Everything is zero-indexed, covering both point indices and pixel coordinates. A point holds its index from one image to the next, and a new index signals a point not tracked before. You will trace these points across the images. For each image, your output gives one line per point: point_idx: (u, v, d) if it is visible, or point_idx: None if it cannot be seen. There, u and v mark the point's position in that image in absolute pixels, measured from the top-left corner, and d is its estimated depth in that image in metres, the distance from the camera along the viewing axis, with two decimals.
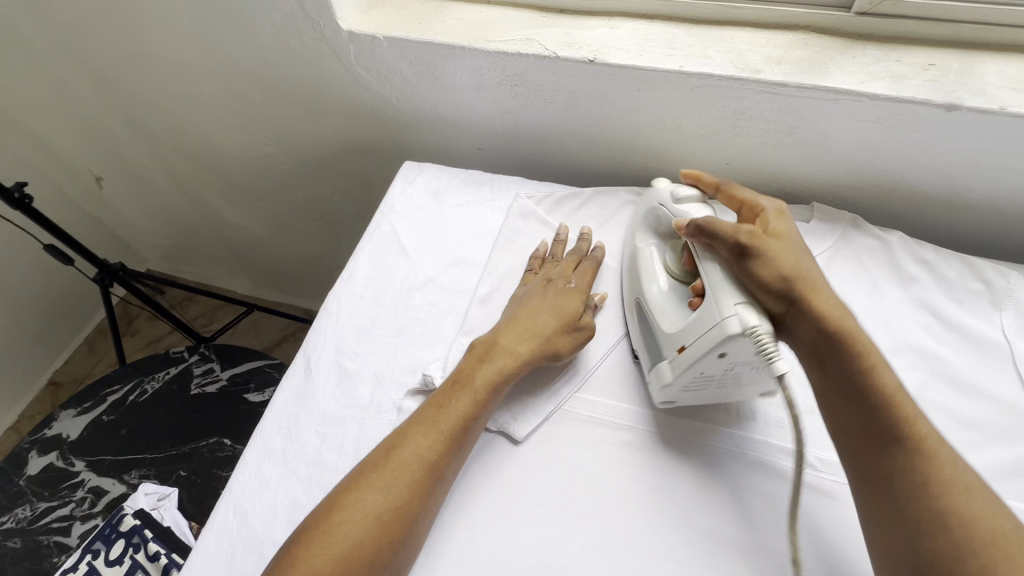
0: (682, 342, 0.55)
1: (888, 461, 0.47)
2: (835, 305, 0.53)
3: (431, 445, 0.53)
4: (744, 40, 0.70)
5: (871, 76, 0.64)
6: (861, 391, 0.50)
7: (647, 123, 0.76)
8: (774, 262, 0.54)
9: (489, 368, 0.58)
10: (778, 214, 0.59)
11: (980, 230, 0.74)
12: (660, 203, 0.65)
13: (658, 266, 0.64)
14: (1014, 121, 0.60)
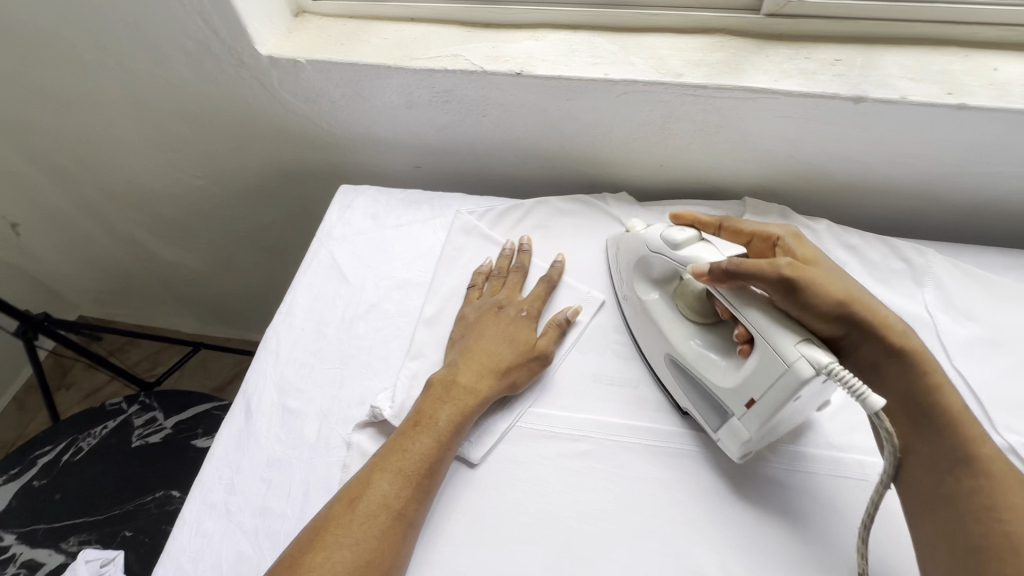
0: (749, 395, 0.51)
1: (976, 538, 0.45)
2: (898, 336, 0.53)
3: (394, 492, 0.50)
4: (664, 45, 0.72)
5: (784, 74, 0.67)
6: (936, 446, 0.49)
7: (580, 131, 0.77)
8: (824, 294, 0.51)
9: (448, 406, 0.56)
10: (795, 237, 0.58)
11: (899, 212, 0.78)
12: (650, 249, 0.61)
13: (671, 318, 0.60)
14: (915, 109, 0.64)
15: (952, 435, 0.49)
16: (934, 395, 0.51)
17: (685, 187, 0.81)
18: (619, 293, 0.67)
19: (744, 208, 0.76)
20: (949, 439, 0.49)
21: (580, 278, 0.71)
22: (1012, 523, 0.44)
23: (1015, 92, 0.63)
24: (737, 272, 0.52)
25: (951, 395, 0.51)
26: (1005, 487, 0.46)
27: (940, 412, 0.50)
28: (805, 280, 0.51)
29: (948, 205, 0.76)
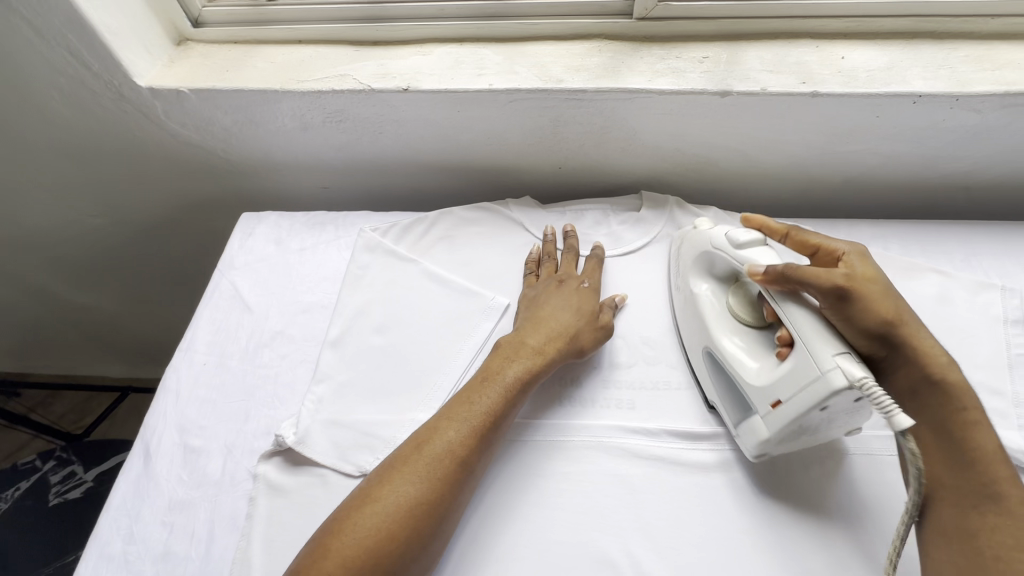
0: (777, 397, 0.51)
1: (993, 574, 0.43)
2: (943, 368, 0.51)
3: (452, 439, 0.52)
4: (546, 53, 0.75)
5: (657, 73, 0.71)
6: (966, 482, 0.47)
7: (477, 140, 0.78)
8: (874, 309, 0.51)
9: (516, 363, 0.58)
10: (861, 256, 0.55)
11: (782, 192, 0.84)
12: (716, 246, 0.61)
13: (719, 312, 0.61)
14: (776, 99, 0.69)
15: (986, 472, 0.47)
16: (973, 432, 0.49)
17: (586, 185, 0.85)
18: (673, 286, 0.68)
19: (641, 201, 0.80)
20: (980, 476, 0.47)
21: (485, 284, 0.72)
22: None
23: (861, 77, 0.68)
24: (785, 274, 0.52)
25: (991, 435, 0.49)
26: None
27: (974, 450, 0.48)
28: (855, 291, 0.51)
29: (823, 183, 0.82)
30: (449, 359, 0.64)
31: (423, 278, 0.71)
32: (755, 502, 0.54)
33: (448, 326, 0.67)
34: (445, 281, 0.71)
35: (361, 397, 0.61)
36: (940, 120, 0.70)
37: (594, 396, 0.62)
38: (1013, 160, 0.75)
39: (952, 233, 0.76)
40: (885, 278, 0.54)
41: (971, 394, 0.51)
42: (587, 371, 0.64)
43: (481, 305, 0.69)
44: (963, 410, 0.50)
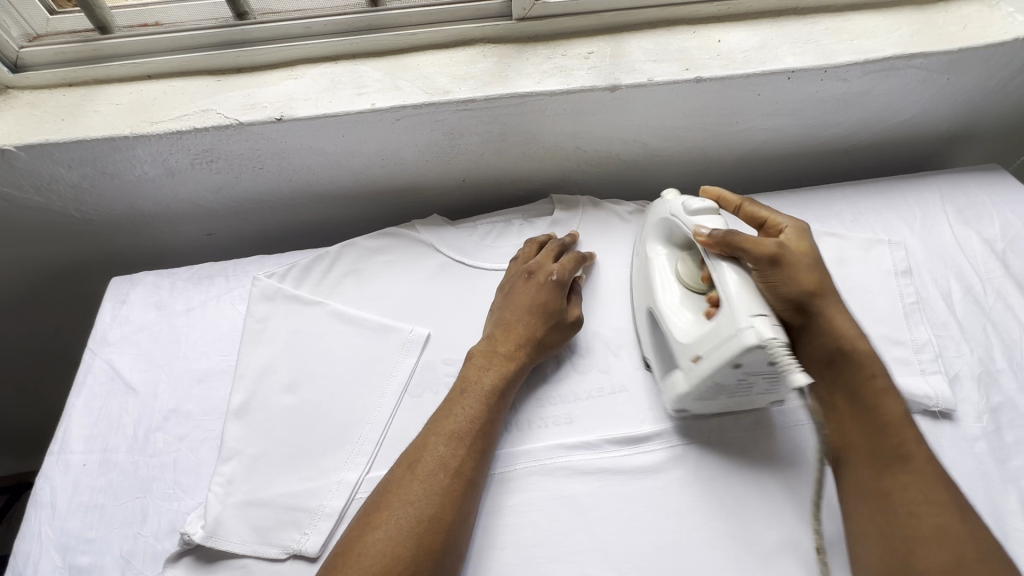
0: (697, 352, 0.52)
1: (907, 529, 0.46)
2: (852, 335, 0.54)
3: (441, 452, 0.50)
4: (430, 64, 0.71)
5: (545, 74, 0.69)
6: (878, 441, 0.50)
7: (371, 163, 0.73)
8: (799, 277, 0.54)
9: (493, 371, 0.57)
10: (797, 233, 0.58)
11: (686, 176, 0.85)
12: (673, 211, 0.61)
13: (664, 275, 0.60)
14: (663, 88, 0.69)
15: (898, 432, 0.50)
16: (881, 396, 0.52)
17: (494, 195, 0.82)
18: (634, 254, 0.68)
19: (553, 204, 0.77)
20: (891, 436, 0.50)
21: (400, 316, 0.67)
22: (942, 518, 0.46)
23: (738, 59, 0.70)
24: (726, 238, 0.54)
25: (897, 398, 0.52)
26: (939, 484, 0.47)
27: (883, 413, 0.51)
28: (785, 258, 0.54)
29: (721, 163, 0.84)
30: (372, 407, 0.59)
31: (333, 321, 0.65)
32: (705, 498, 0.53)
33: (366, 369, 0.62)
34: (357, 321, 0.65)
35: (277, 468, 0.55)
36: (814, 91, 0.73)
37: (531, 416, 0.59)
38: (879, 121, 0.80)
39: (840, 196, 0.80)
40: (817, 253, 0.57)
41: (875, 358, 0.54)
42: (520, 391, 0.61)
43: (400, 340, 0.64)
44: (872, 373, 0.53)
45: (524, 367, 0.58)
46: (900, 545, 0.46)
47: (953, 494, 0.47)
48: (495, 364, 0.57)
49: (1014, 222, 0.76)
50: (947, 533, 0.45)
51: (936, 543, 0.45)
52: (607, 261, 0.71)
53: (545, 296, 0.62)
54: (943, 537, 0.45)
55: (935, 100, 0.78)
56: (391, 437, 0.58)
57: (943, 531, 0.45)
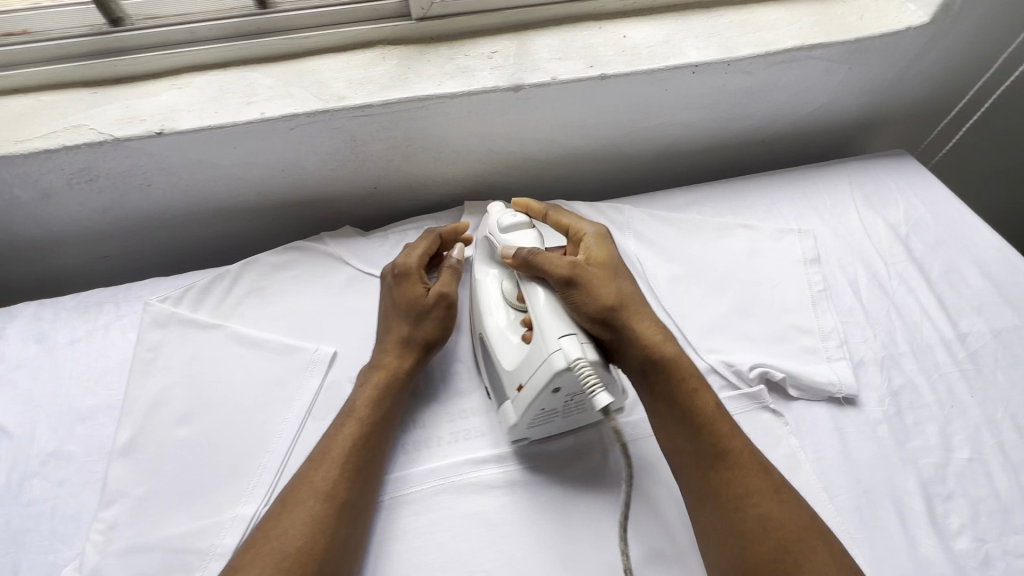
0: (518, 381, 0.52)
1: (734, 526, 0.46)
2: (660, 342, 0.54)
3: (321, 478, 0.50)
4: (326, 68, 0.67)
5: (446, 76, 0.67)
6: (699, 443, 0.50)
7: (272, 175, 0.70)
8: (596, 292, 0.54)
9: (364, 386, 0.56)
10: (597, 238, 0.60)
11: (606, 173, 0.84)
12: (495, 229, 0.62)
13: (490, 301, 0.59)
14: (567, 87, 0.68)
15: (712, 427, 0.50)
16: (694, 394, 0.52)
17: (410, 201, 0.79)
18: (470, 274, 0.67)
19: (465, 211, 0.76)
20: (702, 435, 0.50)
21: (305, 334, 0.64)
22: (762, 506, 0.47)
23: (642, 55, 0.70)
24: (532, 257, 0.56)
25: (710, 392, 0.52)
26: (763, 477, 0.48)
27: (698, 412, 0.51)
28: (580, 277, 0.54)
29: (638, 158, 0.83)
30: (272, 434, 0.56)
31: (232, 344, 0.62)
32: (615, 504, 0.53)
33: (267, 394, 0.59)
34: (258, 343, 0.62)
35: (166, 507, 0.52)
36: (720, 84, 0.73)
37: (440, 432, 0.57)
38: (788, 111, 0.81)
39: (754, 187, 0.81)
40: (613, 258, 0.59)
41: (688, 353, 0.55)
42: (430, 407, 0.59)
43: (303, 360, 0.61)
44: (682, 367, 0.53)
45: (407, 375, 0.58)
46: (737, 539, 0.46)
47: (767, 476, 0.49)
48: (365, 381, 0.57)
49: (916, 206, 0.78)
50: (771, 517, 0.46)
51: (763, 533, 0.45)
52: None
53: (400, 300, 0.61)
54: (765, 525, 0.46)
55: (839, 89, 0.80)
56: (292, 465, 0.55)
57: (766, 520, 0.46)
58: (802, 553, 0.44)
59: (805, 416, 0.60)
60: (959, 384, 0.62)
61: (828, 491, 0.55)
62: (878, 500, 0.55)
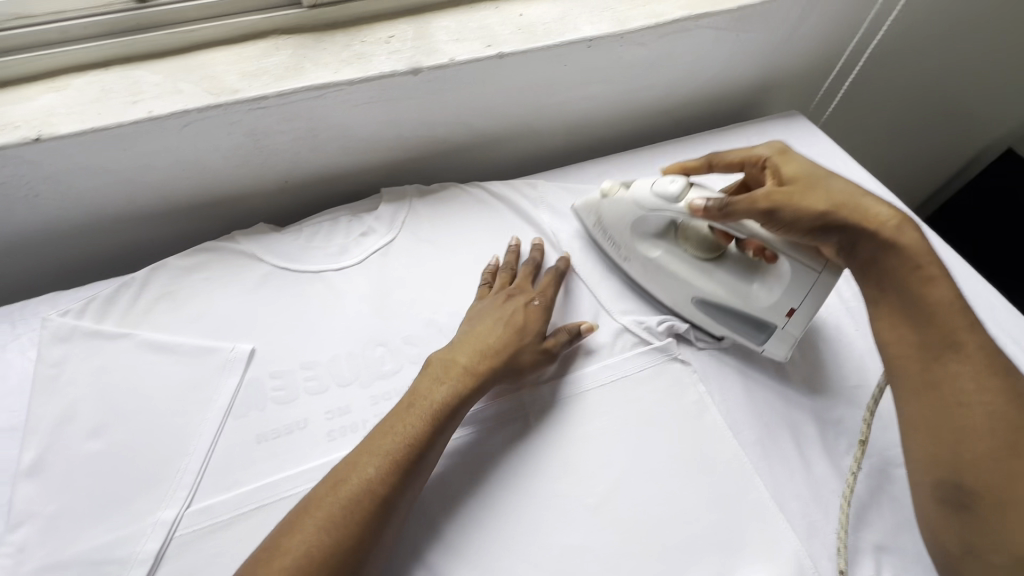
0: (787, 306, 0.58)
1: (955, 421, 0.45)
2: (906, 229, 0.52)
3: (365, 473, 0.48)
4: (217, 61, 0.65)
5: (343, 63, 0.66)
6: (927, 333, 0.48)
7: (172, 176, 0.68)
8: (807, 204, 0.54)
9: (447, 386, 0.55)
10: (782, 156, 0.59)
11: (521, 151, 0.86)
12: (641, 207, 0.64)
13: (685, 265, 0.65)
14: (466, 68, 0.69)
15: (944, 323, 0.48)
16: (926, 285, 0.49)
17: (325, 192, 0.79)
18: (618, 257, 0.70)
19: (380, 199, 0.76)
20: (943, 328, 0.48)
21: (221, 334, 0.63)
22: (995, 407, 0.44)
23: (538, 31, 0.71)
24: (728, 204, 0.56)
25: (946, 284, 0.49)
26: (993, 375, 0.45)
27: (930, 303, 0.49)
28: (779, 202, 0.54)
29: (551, 134, 0.86)
30: (192, 436, 0.56)
31: (143, 352, 0.60)
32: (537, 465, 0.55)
33: (184, 397, 0.58)
34: (170, 347, 0.61)
35: (81, 522, 0.51)
36: (618, 56, 0.76)
37: (365, 416, 0.58)
38: (688, 80, 0.85)
39: (661, 154, 0.85)
40: (806, 167, 0.57)
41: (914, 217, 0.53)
42: (354, 393, 0.59)
43: (220, 361, 0.60)
44: (911, 243, 0.51)
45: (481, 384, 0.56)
46: (952, 439, 0.44)
47: (1008, 382, 0.45)
48: (445, 378, 0.55)
49: None
50: (999, 420, 0.44)
51: (987, 430, 0.44)
52: (438, 248, 0.71)
53: (509, 321, 0.61)
54: (994, 426, 0.44)
55: (733, 56, 0.84)
56: (214, 464, 0.54)
57: (994, 420, 0.44)
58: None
59: (710, 364, 0.64)
60: (845, 321, 0.69)
61: (733, 430, 0.59)
62: (778, 432, 0.59)
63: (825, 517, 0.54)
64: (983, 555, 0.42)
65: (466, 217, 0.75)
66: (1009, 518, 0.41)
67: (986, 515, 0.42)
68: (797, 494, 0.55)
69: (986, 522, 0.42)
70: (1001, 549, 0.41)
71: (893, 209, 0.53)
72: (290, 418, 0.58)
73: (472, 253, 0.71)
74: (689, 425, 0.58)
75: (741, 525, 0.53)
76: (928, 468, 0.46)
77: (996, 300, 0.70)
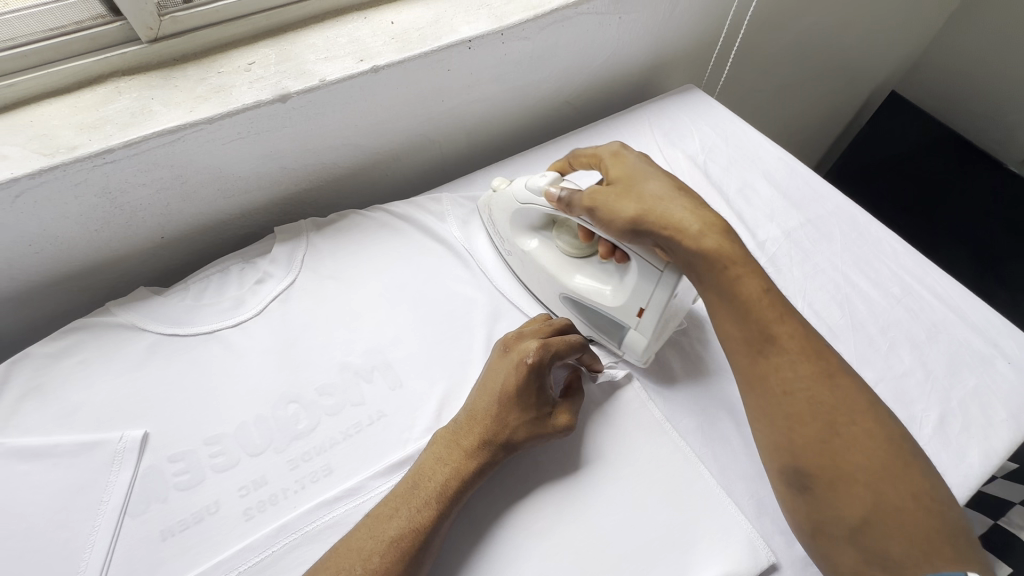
0: (639, 306, 0.56)
1: (784, 410, 0.48)
2: (709, 233, 0.53)
3: (416, 518, 0.47)
4: (49, 116, 0.57)
5: (198, 100, 0.59)
6: (745, 329, 0.51)
7: (17, 252, 0.58)
8: (620, 207, 0.55)
9: (445, 469, 0.50)
10: (615, 157, 0.62)
11: (421, 165, 0.83)
12: (516, 202, 0.63)
13: (558, 259, 0.64)
14: (340, 87, 0.63)
15: (761, 318, 0.50)
16: (738, 283, 0.52)
17: (211, 237, 0.72)
18: (504, 251, 0.69)
19: (275, 239, 0.70)
20: (756, 322, 0.50)
21: (104, 424, 0.55)
22: (813, 393, 0.47)
23: (413, 38, 0.67)
24: (571, 198, 0.58)
25: (757, 279, 0.52)
26: (806, 362, 0.49)
27: (745, 299, 0.51)
28: (601, 200, 0.56)
29: (449, 143, 0.82)
30: (85, 552, 0.48)
31: (11, 462, 0.52)
32: (478, 502, 0.52)
33: (67, 506, 0.50)
34: (44, 451, 0.53)
35: None
36: (503, 54, 0.72)
37: (286, 484, 0.53)
38: (581, 69, 0.84)
39: (565, 147, 0.83)
40: (635, 170, 0.59)
41: (721, 222, 0.54)
42: (271, 461, 0.54)
43: (107, 455, 0.53)
44: (718, 246, 0.52)
45: (461, 484, 0.49)
46: (783, 425, 0.47)
47: (818, 363, 0.49)
48: (447, 459, 0.51)
49: (709, 134, 0.85)
50: (818, 405, 0.47)
51: (809, 416, 0.47)
52: (345, 283, 0.66)
53: (521, 386, 0.53)
54: (815, 411, 0.47)
55: (622, 38, 0.83)
56: None
57: (816, 404, 0.47)
58: (847, 439, 0.45)
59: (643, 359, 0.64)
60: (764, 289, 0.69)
61: (671, 420, 0.59)
62: (716, 414, 0.59)
63: (772, 492, 0.54)
64: (824, 530, 0.45)
65: (370, 244, 0.70)
66: (840, 493, 0.44)
67: (820, 495, 0.45)
68: (743, 474, 0.55)
69: (830, 502, 0.44)
70: (837, 521, 0.44)
71: (698, 218, 0.54)
72: (197, 504, 0.51)
73: (382, 282, 0.67)
74: (626, 426, 0.57)
75: (693, 518, 0.52)
76: (773, 454, 0.48)
77: (897, 244, 0.73)
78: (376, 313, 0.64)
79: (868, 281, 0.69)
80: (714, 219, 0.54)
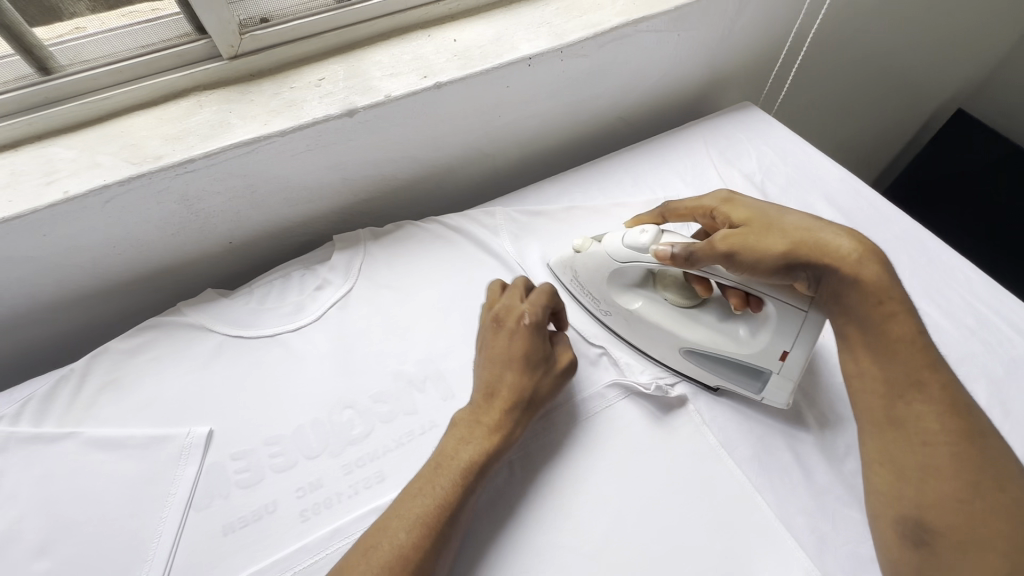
0: (782, 350, 0.54)
1: (920, 459, 0.44)
2: (866, 262, 0.50)
3: (447, 492, 0.47)
4: (137, 127, 0.61)
5: (272, 114, 0.62)
6: (890, 371, 0.47)
7: (102, 252, 0.62)
8: (762, 246, 0.53)
9: (472, 444, 0.51)
10: (727, 204, 0.61)
11: (474, 178, 0.84)
12: (616, 259, 0.61)
13: (669, 312, 0.61)
14: (403, 102, 0.65)
15: (911, 360, 0.47)
16: (890, 320, 0.49)
17: (273, 243, 0.75)
18: (598, 313, 0.67)
19: (333, 247, 0.73)
20: (906, 365, 0.47)
21: (172, 420, 0.58)
22: (957, 448, 0.44)
23: (475, 56, 0.68)
24: (691, 249, 0.55)
25: (908, 319, 0.48)
26: (955, 416, 0.45)
27: (898, 343, 0.48)
28: (736, 243, 0.54)
29: (502, 157, 0.83)
30: (152, 542, 0.51)
31: (88, 451, 0.55)
32: (528, 519, 0.52)
33: (137, 496, 0.53)
34: (119, 442, 0.56)
35: None
36: (561, 71, 0.73)
37: (340, 488, 0.54)
38: (637, 86, 0.84)
39: (618, 164, 0.83)
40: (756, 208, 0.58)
41: (873, 246, 0.52)
42: (326, 465, 0.55)
43: (175, 449, 0.56)
44: (876, 276, 0.49)
45: (492, 453, 0.51)
46: (914, 477, 0.44)
47: (968, 420, 0.45)
48: (474, 436, 0.51)
49: (767, 153, 0.83)
50: (961, 461, 0.43)
51: (949, 470, 0.43)
52: (400, 292, 0.68)
53: (524, 348, 0.55)
54: (958, 467, 0.43)
55: (680, 55, 0.83)
56: (177, 568, 0.50)
57: (959, 461, 0.43)
58: (988, 503, 0.41)
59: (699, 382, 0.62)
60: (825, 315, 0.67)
61: (726, 446, 0.57)
62: (774, 443, 0.57)
63: (833, 529, 0.52)
64: None
65: (424, 255, 0.72)
66: (967, 557, 0.40)
67: (940, 553, 0.42)
68: (803, 507, 0.53)
69: (948, 561, 0.41)
70: None
71: (851, 243, 0.51)
72: (256, 502, 0.53)
73: (435, 293, 0.68)
74: (679, 450, 0.56)
75: (748, 551, 0.50)
76: (893, 502, 0.45)
77: (971, 272, 0.69)
78: (430, 324, 0.65)
79: (939, 311, 0.66)
80: (867, 243, 0.52)
